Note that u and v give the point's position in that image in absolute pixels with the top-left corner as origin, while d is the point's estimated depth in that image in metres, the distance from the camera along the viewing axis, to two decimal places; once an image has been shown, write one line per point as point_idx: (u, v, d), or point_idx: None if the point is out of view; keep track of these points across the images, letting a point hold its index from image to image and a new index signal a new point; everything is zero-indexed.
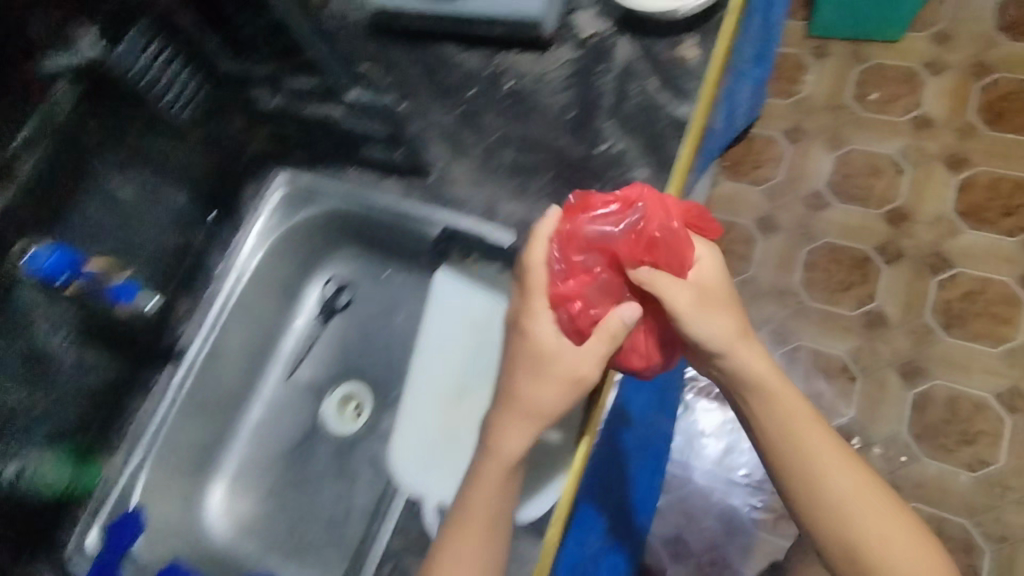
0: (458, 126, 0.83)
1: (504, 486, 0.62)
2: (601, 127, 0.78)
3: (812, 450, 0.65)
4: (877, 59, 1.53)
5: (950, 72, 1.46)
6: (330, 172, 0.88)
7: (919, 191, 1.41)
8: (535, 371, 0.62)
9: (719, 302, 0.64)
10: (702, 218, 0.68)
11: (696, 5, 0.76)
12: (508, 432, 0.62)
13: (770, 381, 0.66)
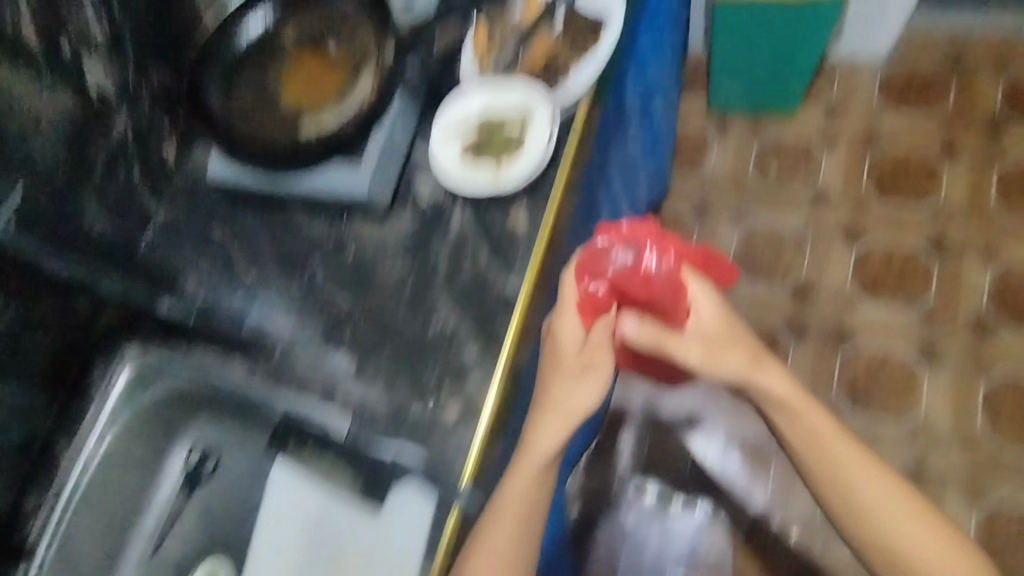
0: (302, 300, 0.73)
1: (538, 493, 0.64)
2: (435, 302, 0.68)
3: (841, 460, 0.76)
4: (776, 132, 1.58)
5: (842, 144, 1.53)
6: (178, 350, 0.75)
7: (821, 265, 1.43)
8: (569, 378, 0.68)
9: (729, 341, 0.75)
10: (707, 260, 0.82)
11: (527, 172, 0.66)
12: (546, 431, 0.66)
13: (797, 402, 0.77)
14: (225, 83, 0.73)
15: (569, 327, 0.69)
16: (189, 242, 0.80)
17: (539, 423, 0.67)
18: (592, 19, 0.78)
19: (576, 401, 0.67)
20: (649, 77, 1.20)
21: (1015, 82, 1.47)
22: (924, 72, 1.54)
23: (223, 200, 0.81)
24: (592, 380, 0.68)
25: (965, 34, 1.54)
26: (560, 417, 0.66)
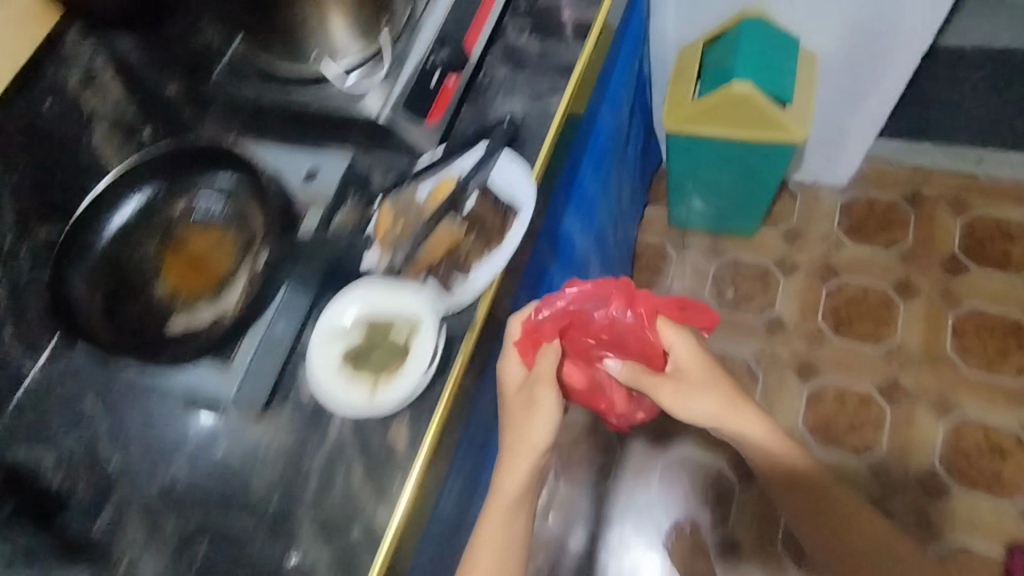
0: (161, 500, 0.66)
1: (510, 530, 0.70)
2: (298, 526, 0.62)
3: (789, 464, 0.82)
4: (735, 253, 1.56)
5: (799, 272, 1.50)
6: (16, 554, 0.65)
7: (772, 401, 1.38)
8: (525, 426, 0.71)
9: (699, 385, 0.81)
10: (684, 308, 0.86)
11: (409, 391, 0.61)
12: (510, 473, 0.71)
13: (755, 423, 0.82)
14: (91, 278, 0.66)
15: (513, 368, 0.73)
16: (52, 414, 0.72)
17: (502, 467, 0.71)
18: (503, 202, 0.72)
19: (533, 445, 0.71)
20: (600, 214, 1.15)
21: (973, 225, 1.46)
22: (883, 205, 1.53)
23: (95, 365, 0.73)
24: (537, 422, 0.71)
25: (925, 170, 1.53)
26: (525, 457, 0.71)
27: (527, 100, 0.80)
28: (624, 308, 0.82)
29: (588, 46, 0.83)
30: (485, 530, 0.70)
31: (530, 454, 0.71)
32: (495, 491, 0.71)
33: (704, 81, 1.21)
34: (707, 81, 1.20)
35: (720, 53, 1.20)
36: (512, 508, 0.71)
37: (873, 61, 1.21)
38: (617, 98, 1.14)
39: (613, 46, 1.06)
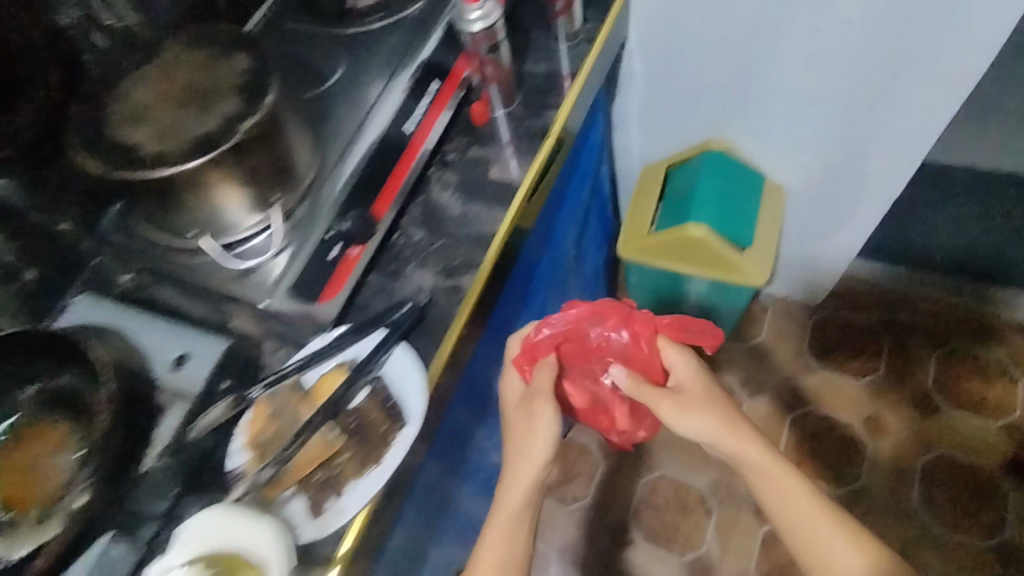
0: None
1: (516, 525, 0.75)
2: None
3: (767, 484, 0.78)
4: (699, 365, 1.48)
5: (764, 394, 1.42)
6: None
7: (726, 540, 1.31)
8: (528, 434, 0.78)
9: (700, 402, 0.81)
10: (683, 326, 0.90)
11: None
12: (515, 473, 0.77)
13: (727, 440, 0.80)
14: None
15: (513, 382, 0.84)
16: None
17: (510, 467, 0.78)
18: (395, 405, 0.65)
19: (534, 452, 0.77)
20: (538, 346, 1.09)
21: (948, 359, 1.39)
22: (856, 328, 1.46)
23: None
24: (536, 434, 0.77)
25: (901, 294, 1.47)
26: (528, 467, 0.76)
27: (440, 272, 0.74)
28: (621, 330, 0.87)
29: (515, 207, 0.77)
30: (494, 525, 0.76)
31: (534, 457, 0.76)
32: (504, 490, 0.77)
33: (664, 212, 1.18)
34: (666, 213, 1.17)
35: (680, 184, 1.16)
36: (525, 502, 0.76)
37: (841, 200, 1.15)
38: (568, 226, 1.07)
39: (564, 175, 0.99)
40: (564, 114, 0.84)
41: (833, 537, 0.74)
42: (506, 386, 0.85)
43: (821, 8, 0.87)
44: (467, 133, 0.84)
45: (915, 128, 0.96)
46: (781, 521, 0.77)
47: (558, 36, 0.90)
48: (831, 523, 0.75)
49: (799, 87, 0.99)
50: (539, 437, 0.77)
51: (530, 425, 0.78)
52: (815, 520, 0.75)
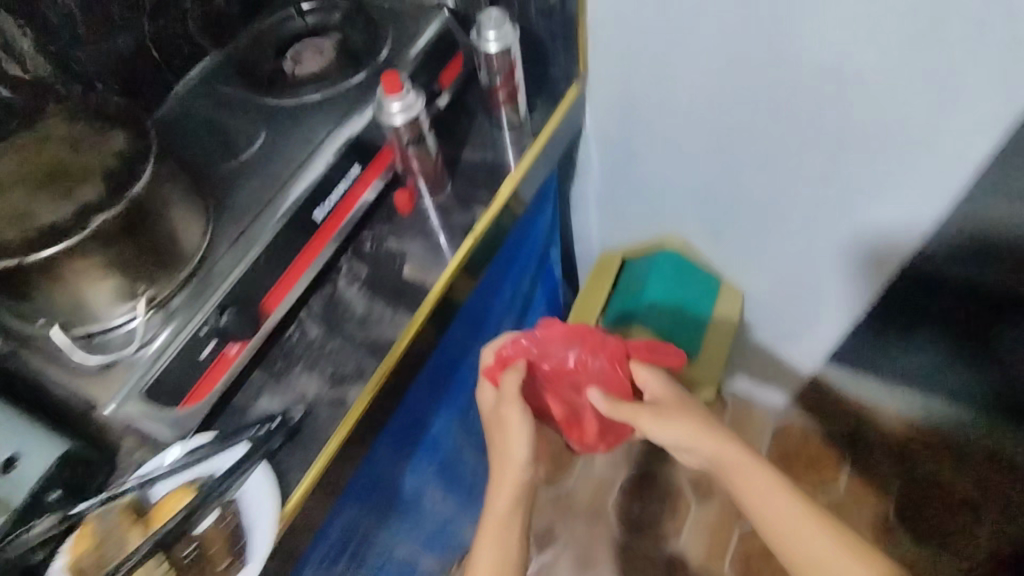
0: None
1: (508, 522, 0.75)
2: None
3: (745, 489, 0.70)
4: (650, 461, 1.40)
5: (714, 500, 1.34)
6: None
7: None
8: (506, 440, 0.79)
9: (676, 410, 0.77)
10: (652, 350, 0.91)
11: None
12: (504, 474, 0.77)
13: (703, 444, 0.73)
14: None
15: (488, 397, 0.85)
16: None
17: (498, 468, 0.78)
18: (240, 539, 0.58)
19: (517, 450, 0.77)
20: (461, 436, 1.03)
21: None
22: (820, 439, 1.38)
23: None
24: (515, 437, 0.78)
25: None
26: (510, 474, 0.77)
27: (327, 380, 0.67)
28: (596, 352, 0.86)
29: (420, 312, 0.70)
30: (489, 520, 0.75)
31: (517, 456, 0.77)
32: (494, 488, 0.77)
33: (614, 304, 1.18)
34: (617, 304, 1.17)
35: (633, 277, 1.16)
36: (515, 500, 0.76)
37: (799, 315, 1.10)
38: (501, 312, 1.01)
39: (499, 264, 0.94)
40: (493, 211, 0.78)
41: (819, 548, 0.65)
42: (482, 401, 0.86)
43: (774, 134, 0.82)
44: (389, 221, 0.79)
45: (871, 261, 0.91)
46: (768, 532, 0.68)
47: (501, 125, 0.85)
48: (820, 536, 0.65)
49: (754, 204, 0.94)
50: (517, 435, 0.78)
51: (509, 430, 0.78)
52: (797, 528, 0.66)
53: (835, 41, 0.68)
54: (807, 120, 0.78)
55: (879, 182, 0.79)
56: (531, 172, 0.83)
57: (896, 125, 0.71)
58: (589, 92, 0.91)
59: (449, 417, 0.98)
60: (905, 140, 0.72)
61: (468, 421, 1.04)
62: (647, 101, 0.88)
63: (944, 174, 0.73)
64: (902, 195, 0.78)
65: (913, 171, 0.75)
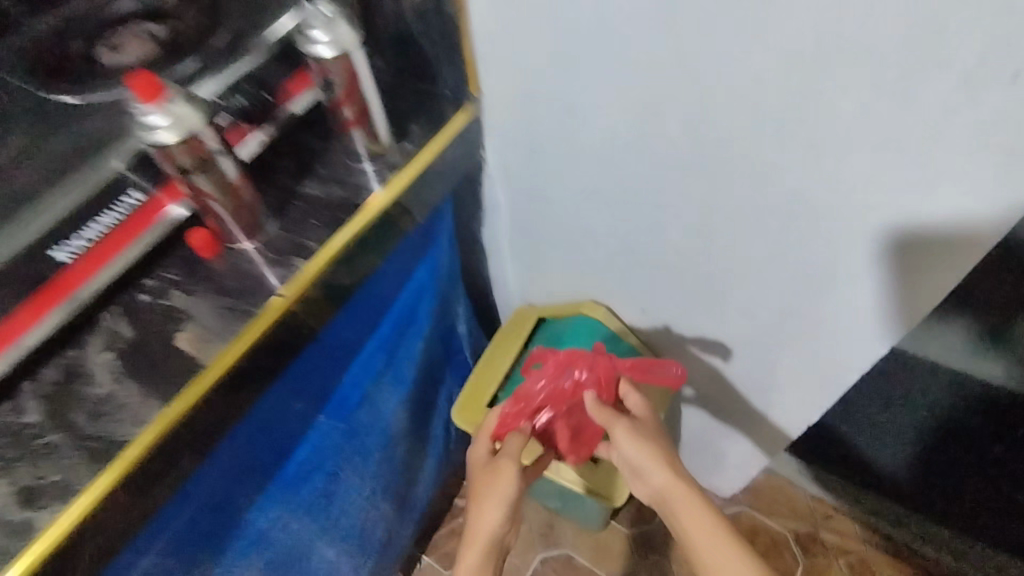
0: None
1: (483, 572, 0.68)
2: None
3: (690, 529, 0.64)
4: (569, 546, 1.27)
5: None
6: None
7: None
8: (488, 487, 0.71)
9: (651, 432, 0.72)
10: (645, 369, 0.82)
11: None
12: (478, 522, 0.69)
13: (659, 473, 0.67)
14: None
15: (480, 450, 0.77)
16: None
17: (473, 513, 0.70)
18: None
19: (497, 496, 0.70)
20: (310, 531, 0.83)
21: None
22: (766, 538, 1.23)
23: None
24: (501, 483, 0.70)
25: (827, 509, 1.25)
26: (492, 510, 0.69)
27: (17, 494, 0.48)
28: (586, 371, 0.80)
29: (174, 406, 0.51)
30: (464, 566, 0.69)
31: (500, 500, 0.70)
32: (469, 533, 0.70)
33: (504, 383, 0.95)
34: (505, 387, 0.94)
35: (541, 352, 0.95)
36: (487, 551, 0.69)
37: (747, 407, 0.91)
38: (379, 377, 0.81)
39: (358, 326, 0.73)
40: (315, 268, 0.60)
41: None
42: (469, 458, 0.77)
43: (698, 194, 0.64)
44: (183, 268, 0.60)
45: (831, 358, 0.74)
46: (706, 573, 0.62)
47: (356, 151, 0.68)
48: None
49: (690, 276, 0.76)
50: (502, 481, 0.70)
51: (495, 475, 0.71)
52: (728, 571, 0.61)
53: (753, 82, 0.51)
54: (753, 184, 0.60)
55: (839, 266, 0.62)
56: (382, 218, 0.65)
57: (866, 203, 0.55)
58: (485, 117, 0.73)
59: (291, 511, 0.78)
60: (874, 221, 0.56)
61: (335, 503, 0.85)
62: (556, 138, 0.69)
63: (923, 268, 0.57)
64: (868, 285, 0.62)
65: (884, 258, 0.58)
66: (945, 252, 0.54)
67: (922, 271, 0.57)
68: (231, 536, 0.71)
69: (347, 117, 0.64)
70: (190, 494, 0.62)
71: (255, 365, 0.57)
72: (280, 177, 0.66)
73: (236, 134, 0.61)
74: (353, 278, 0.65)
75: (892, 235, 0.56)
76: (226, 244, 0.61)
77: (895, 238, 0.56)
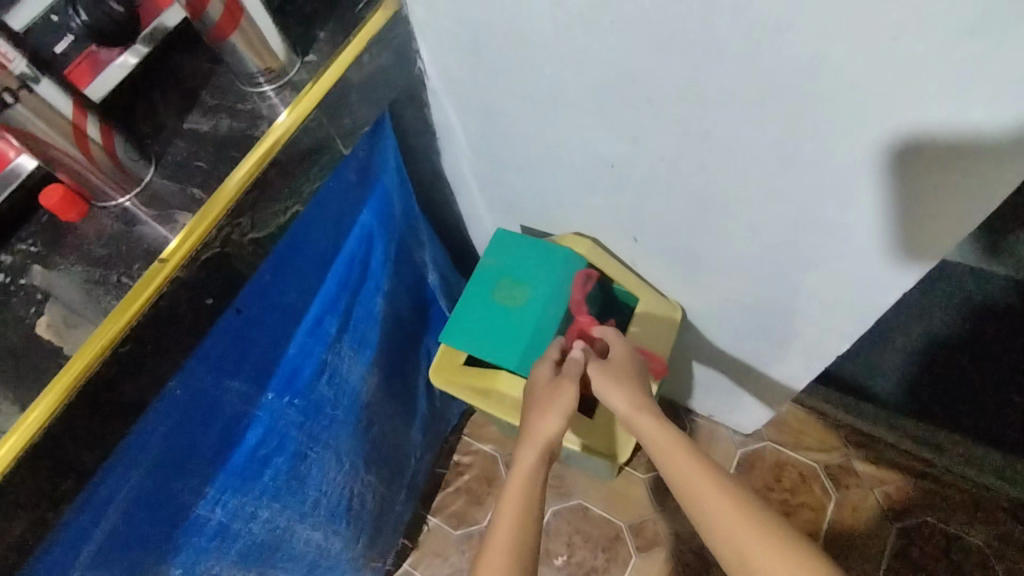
0: None
1: (539, 479, 0.60)
2: None
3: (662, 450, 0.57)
4: (584, 496, 1.14)
5: (655, 552, 1.10)
6: None
7: None
8: (544, 396, 0.64)
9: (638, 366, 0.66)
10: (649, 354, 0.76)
11: None
12: (542, 426, 0.62)
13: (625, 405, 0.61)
14: None
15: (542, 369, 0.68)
16: None
17: (532, 418, 0.63)
18: None
19: (565, 404, 0.63)
20: (287, 518, 0.71)
21: (909, 540, 1.05)
22: (797, 472, 1.11)
23: None
24: (571, 390, 0.63)
25: (861, 438, 1.11)
26: (552, 419, 0.62)
27: None
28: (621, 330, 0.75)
29: (34, 413, 0.42)
30: (519, 469, 0.60)
31: (565, 408, 0.63)
32: (528, 437, 0.62)
33: (454, 322, 0.78)
34: (459, 326, 0.77)
35: (505, 286, 0.78)
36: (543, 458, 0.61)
37: (764, 337, 0.79)
38: (342, 343, 0.70)
39: (297, 288, 0.61)
40: (205, 224, 0.49)
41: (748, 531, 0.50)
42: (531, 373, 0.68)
43: (653, 86, 0.51)
44: (45, 237, 0.50)
45: (864, 282, 0.60)
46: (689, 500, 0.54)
47: (249, 72, 0.53)
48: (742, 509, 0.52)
49: (685, 195, 0.62)
50: (574, 390, 0.63)
51: (566, 382, 0.64)
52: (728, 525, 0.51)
53: None
54: (755, 68, 0.45)
55: (863, 180, 0.50)
56: (286, 154, 0.53)
57: (905, 100, 0.42)
58: (412, 13, 0.58)
59: (255, 500, 0.65)
60: (920, 124, 0.43)
61: (315, 486, 0.74)
62: (502, 32, 0.54)
63: (959, 189, 0.46)
64: (888, 206, 0.51)
65: (912, 173, 0.47)
66: (985, 169, 0.44)
67: (949, 195, 0.47)
68: (179, 540, 0.58)
69: (217, 20, 0.49)
70: (108, 507, 0.50)
71: (143, 348, 0.47)
72: (163, 113, 0.54)
73: (90, 63, 0.50)
74: (264, 231, 0.54)
75: (922, 154, 0.45)
76: (94, 203, 0.51)
77: (937, 151, 0.44)
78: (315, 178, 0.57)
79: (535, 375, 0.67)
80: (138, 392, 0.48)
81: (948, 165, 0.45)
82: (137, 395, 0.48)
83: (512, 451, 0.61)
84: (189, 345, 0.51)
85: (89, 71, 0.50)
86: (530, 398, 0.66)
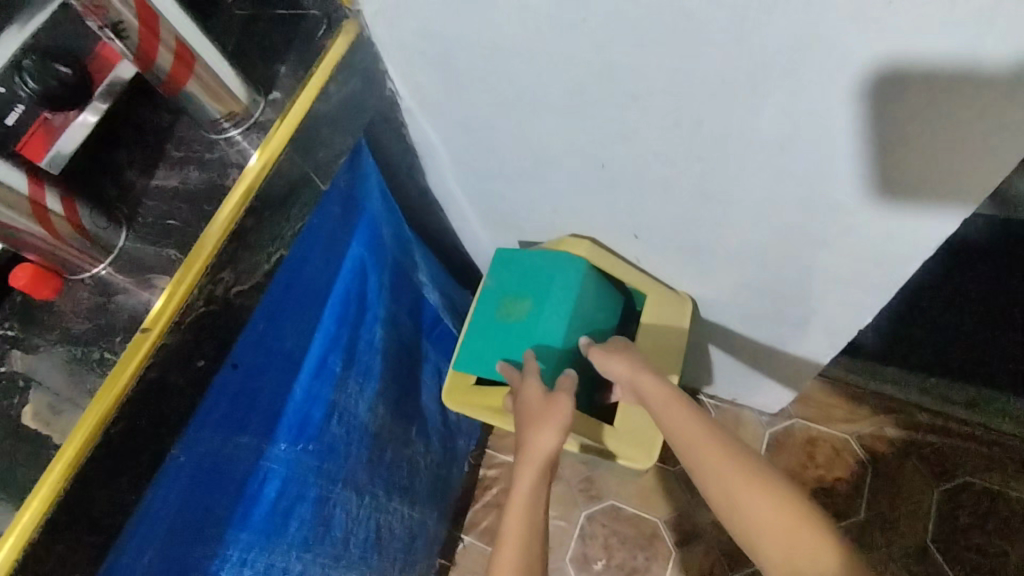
0: None
1: (540, 496, 0.61)
2: None
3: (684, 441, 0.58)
4: (616, 496, 1.12)
5: (695, 543, 1.07)
6: None
7: None
8: (540, 407, 0.64)
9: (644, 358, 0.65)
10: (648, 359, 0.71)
11: None
12: (538, 443, 0.62)
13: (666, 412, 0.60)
14: None
15: (531, 389, 0.65)
16: None
17: (528, 434, 0.63)
18: None
19: (563, 419, 0.63)
20: (321, 566, 0.69)
21: (954, 502, 1.01)
22: (828, 446, 1.08)
23: None
24: (564, 404, 0.64)
25: (890, 405, 1.07)
26: (552, 434, 0.62)
27: None
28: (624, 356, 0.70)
29: (28, 511, 0.40)
30: (516, 487, 0.61)
31: (561, 424, 0.63)
32: (523, 455, 0.63)
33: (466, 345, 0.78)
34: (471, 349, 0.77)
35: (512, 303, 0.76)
36: (542, 475, 0.62)
37: (781, 317, 0.76)
38: (347, 380, 0.67)
39: (295, 333, 0.58)
40: (186, 286, 0.47)
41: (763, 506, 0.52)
42: (519, 388, 0.67)
43: (636, 77, 0.48)
44: (22, 320, 0.48)
45: (875, 256, 0.58)
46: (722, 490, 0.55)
47: (212, 120, 0.51)
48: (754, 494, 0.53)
49: (685, 183, 0.59)
50: (566, 404, 0.64)
51: (558, 396, 0.64)
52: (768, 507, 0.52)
53: None
54: (742, 46, 0.42)
55: (846, 160, 0.49)
56: (261, 199, 0.50)
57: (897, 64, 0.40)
58: (374, 35, 0.55)
59: (284, 555, 0.63)
60: (888, 107, 0.43)
61: (342, 530, 0.72)
62: (471, 40, 0.51)
63: (952, 150, 0.44)
64: (879, 175, 0.49)
65: (894, 147, 0.46)
66: (968, 135, 0.43)
67: (931, 168, 0.46)
68: None
69: (168, 69, 0.46)
70: None
71: (138, 424, 0.45)
72: (127, 172, 0.52)
73: (45, 133, 0.47)
74: (250, 282, 0.51)
75: (898, 132, 0.44)
76: (70, 278, 0.49)
77: (909, 109, 0.42)
78: (296, 218, 0.55)
79: (523, 395, 0.66)
80: (142, 463, 0.46)
81: (931, 130, 0.43)
82: (141, 468, 0.46)
83: (513, 461, 0.62)
84: (186, 412, 0.49)
85: (44, 141, 0.47)
86: (520, 414, 0.65)
